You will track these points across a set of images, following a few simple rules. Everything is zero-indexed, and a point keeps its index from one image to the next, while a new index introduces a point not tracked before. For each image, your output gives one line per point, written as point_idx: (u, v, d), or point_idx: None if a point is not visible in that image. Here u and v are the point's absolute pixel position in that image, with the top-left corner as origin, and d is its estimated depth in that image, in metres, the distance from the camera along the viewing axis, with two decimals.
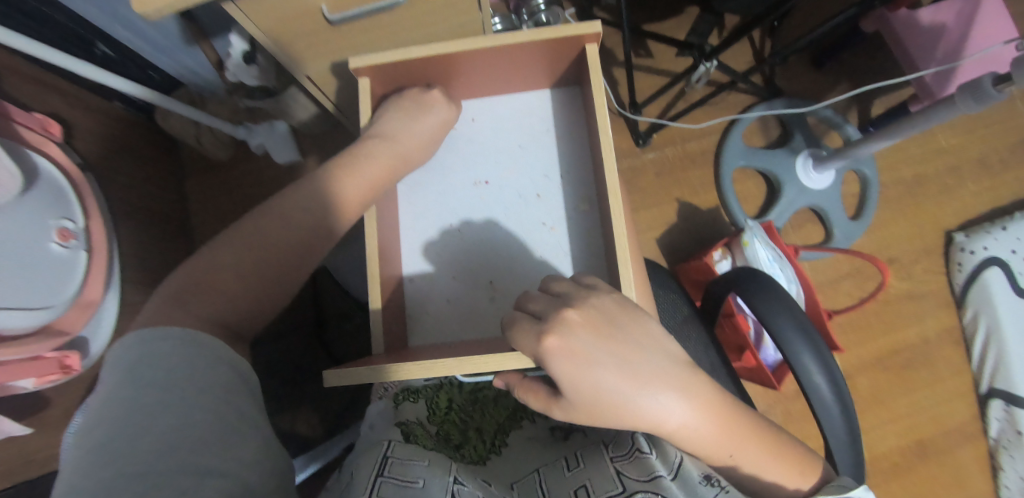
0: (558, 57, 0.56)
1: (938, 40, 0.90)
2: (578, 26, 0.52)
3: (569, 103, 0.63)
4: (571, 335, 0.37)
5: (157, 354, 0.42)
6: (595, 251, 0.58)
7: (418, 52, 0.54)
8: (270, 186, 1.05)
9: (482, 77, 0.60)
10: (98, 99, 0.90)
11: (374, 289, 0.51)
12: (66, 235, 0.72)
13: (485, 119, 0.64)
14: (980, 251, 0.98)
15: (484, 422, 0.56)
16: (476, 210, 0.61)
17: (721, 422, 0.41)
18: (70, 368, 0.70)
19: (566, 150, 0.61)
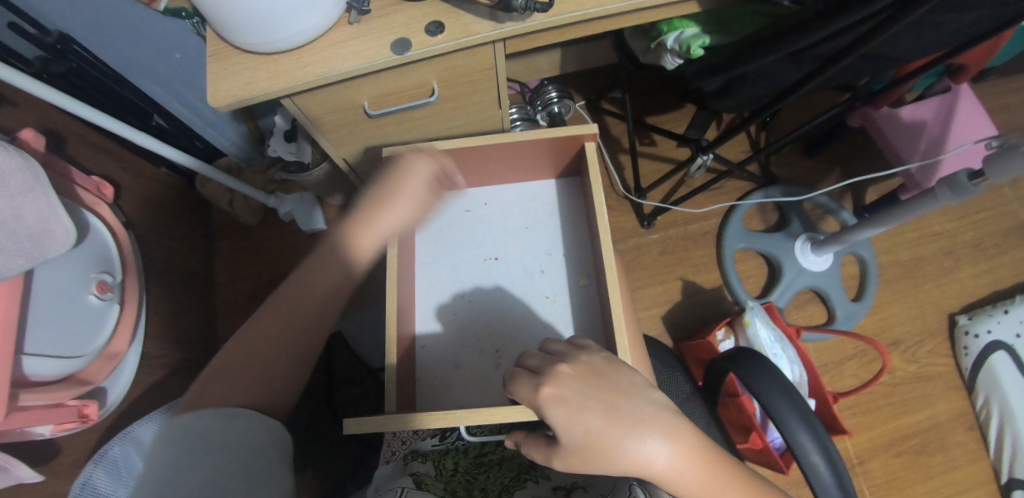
0: (563, 152, 0.63)
1: (920, 135, 0.98)
2: (579, 126, 0.60)
3: (571, 190, 0.69)
4: (561, 384, 0.41)
5: (194, 422, 0.48)
6: (595, 324, 0.61)
7: (439, 146, 0.61)
8: (291, 251, 1.12)
9: (494, 167, 0.66)
10: (149, 167, 1.00)
11: (391, 350, 0.54)
12: (104, 288, 0.76)
13: (495, 201, 0.70)
14: (983, 334, 0.98)
15: (488, 482, 0.56)
16: (484, 283, 0.65)
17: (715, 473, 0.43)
18: (88, 417, 0.72)
19: (568, 230, 0.67)
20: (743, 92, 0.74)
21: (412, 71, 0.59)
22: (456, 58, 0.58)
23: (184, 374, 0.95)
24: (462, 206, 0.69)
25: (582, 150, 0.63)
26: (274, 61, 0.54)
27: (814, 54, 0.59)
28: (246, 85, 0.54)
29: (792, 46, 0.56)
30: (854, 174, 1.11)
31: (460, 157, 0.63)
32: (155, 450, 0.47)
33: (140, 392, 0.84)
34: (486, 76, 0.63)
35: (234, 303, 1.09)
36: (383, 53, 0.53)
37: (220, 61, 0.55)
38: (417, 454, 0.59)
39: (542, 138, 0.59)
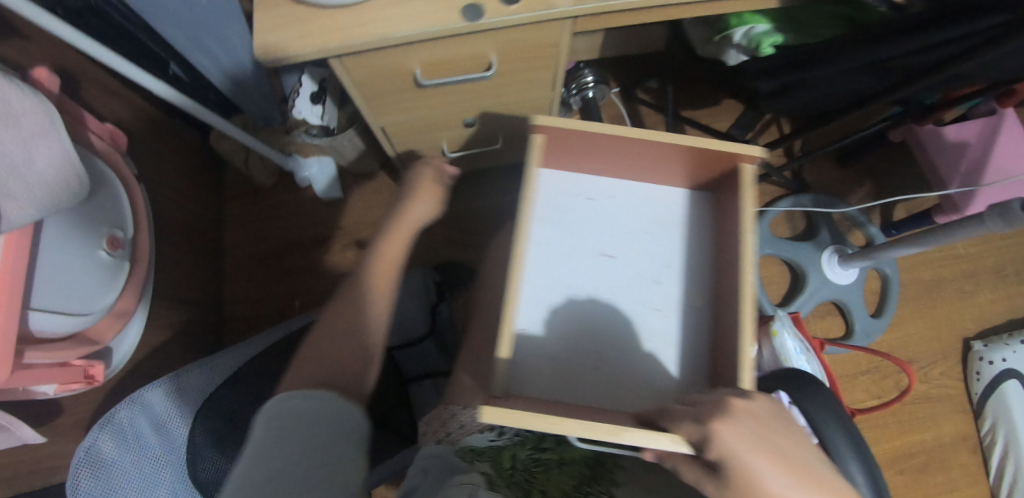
0: (711, 165, 0.53)
1: (961, 156, 0.96)
2: (744, 145, 0.50)
3: (707, 205, 0.59)
4: (735, 420, 0.34)
5: (310, 406, 0.44)
6: (703, 354, 0.54)
7: (569, 125, 0.51)
8: (307, 217, 1.07)
9: (630, 162, 0.56)
10: (163, 117, 0.94)
11: (504, 340, 0.48)
12: (115, 244, 0.73)
13: (621, 196, 0.60)
14: (998, 361, 0.98)
15: (548, 485, 0.51)
16: (594, 286, 0.57)
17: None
18: (93, 378, 0.69)
19: (694, 247, 0.58)
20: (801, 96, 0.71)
21: (471, 42, 0.55)
22: (521, 32, 0.54)
23: (190, 336, 0.92)
24: (580, 191, 0.61)
25: (733, 170, 0.53)
26: (329, 17, 0.50)
27: (898, 65, 0.55)
28: (297, 41, 0.50)
29: (876, 57, 0.54)
30: (886, 189, 1.09)
31: (598, 143, 0.53)
32: (261, 426, 0.43)
33: (146, 352, 0.81)
34: (547, 53, 0.59)
35: (244, 266, 1.05)
36: (451, 19, 0.50)
37: (269, 12, 0.51)
38: (471, 449, 0.56)
39: (704, 147, 0.50)
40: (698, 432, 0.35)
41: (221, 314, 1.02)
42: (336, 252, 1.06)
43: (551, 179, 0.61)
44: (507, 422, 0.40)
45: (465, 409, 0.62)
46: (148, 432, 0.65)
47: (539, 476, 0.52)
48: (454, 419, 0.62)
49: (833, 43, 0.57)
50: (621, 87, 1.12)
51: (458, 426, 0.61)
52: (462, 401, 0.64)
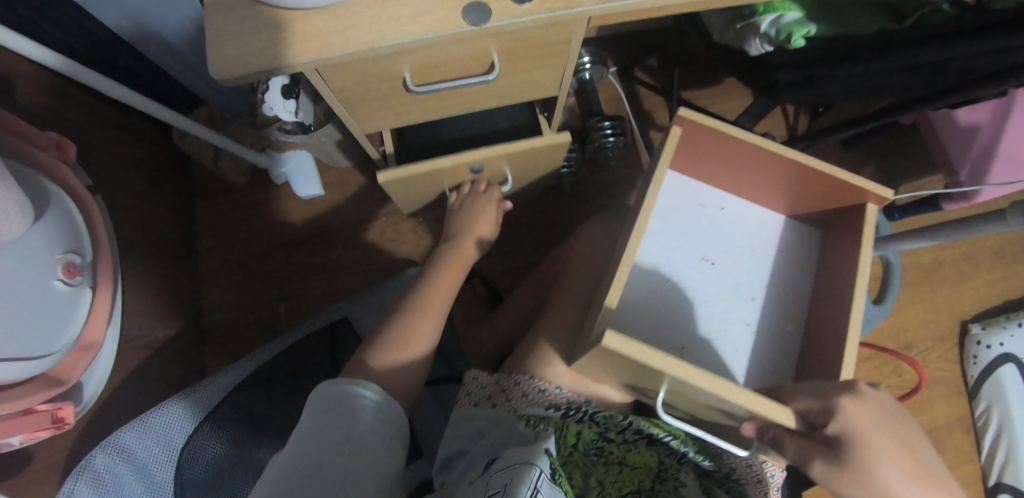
0: (826, 194, 0.56)
1: (973, 139, 0.92)
2: (872, 184, 0.52)
3: (810, 244, 0.64)
4: (864, 400, 0.41)
5: (342, 400, 0.50)
6: (783, 371, 0.59)
7: (711, 123, 0.53)
8: (288, 216, 1.00)
9: (747, 175, 0.60)
10: (116, 114, 0.85)
11: (613, 293, 0.47)
12: (71, 271, 0.65)
13: (731, 211, 0.66)
14: (996, 346, 0.99)
15: (606, 480, 0.49)
16: (691, 280, 0.63)
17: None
18: (63, 422, 0.62)
19: (791, 275, 0.63)
20: (827, 88, 0.66)
21: (472, 43, 0.46)
22: (532, 32, 0.46)
23: (167, 354, 0.85)
24: (694, 199, 0.66)
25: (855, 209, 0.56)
26: (301, 21, 0.41)
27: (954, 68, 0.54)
28: (260, 52, 0.40)
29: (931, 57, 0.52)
30: (891, 170, 1.06)
31: (726, 149, 0.56)
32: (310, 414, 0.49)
33: (121, 379, 0.75)
34: (559, 51, 0.52)
35: (222, 272, 0.98)
36: (452, 22, 0.42)
37: (224, 15, 0.41)
38: (538, 415, 0.52)
39: (823, 172, 0.52)
40: (820, 404, 0.42)
41: (201, 325, 0.95)
42: (322, 252, 0.99)
43: (670, 182, 0.67)
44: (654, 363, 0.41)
45: (531, 379, 0.56)
46: (131, 478, 0.60)
47: (599, 466, 0.50)
48: (518, 385, 0.56)
49: (889, 39, 0.55)
50: (618, 65, 1.04)
51: (521, 393, 0.55)
52: (530, 368, 0.58)
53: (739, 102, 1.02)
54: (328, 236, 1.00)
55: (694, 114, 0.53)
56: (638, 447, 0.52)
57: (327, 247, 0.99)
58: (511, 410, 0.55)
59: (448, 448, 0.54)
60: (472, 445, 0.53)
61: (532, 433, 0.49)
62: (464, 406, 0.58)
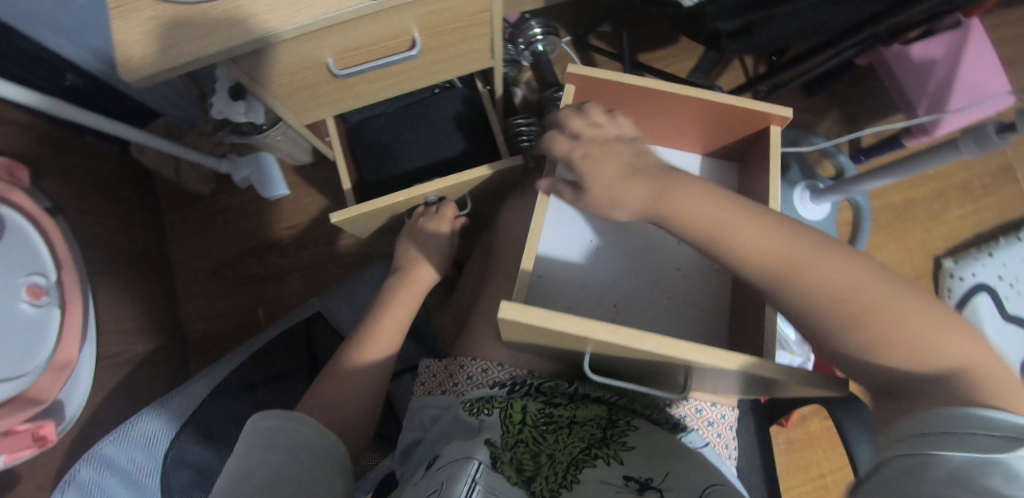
0: (733, 124, 0.57)
1: (930, 73, 0.92)
2: (774, 107, 0.53)
3: (726, 175, 0.64)
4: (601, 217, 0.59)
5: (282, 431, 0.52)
6: (720, 308, 0.61)
7: (603, 74, 0.53)
8: (253, 218, 1.00)
9: (655, 120, 0.60)
10: (67, 135, 0.84)
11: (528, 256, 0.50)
12: (37, 292, 0.67)
13: (644, 159, 0.66)
14: (968, 277, 1.01)
15: (557, 448, 0.50)
16: (620, 237, 0.63)
17: (763, 236, 0.44)
18: (45, 440, 0.64)
19: None
20: (762, 36, 0.65)
21: (386, 19, 0.46)
22: (446, 2, 0.46)
23: (149, 368, 0.86)
24: None
25: (761, 132, 0.57)
26: (205, 14, 0.41)
27: None
28: (169, 49, 0.41)
29: None
30: (853, 114, 1.06)
31: (630, 97, 0.56)
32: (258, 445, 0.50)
33: (103, 396, 0.76)
34: (480, 21, 0.52)
35: (197, 282, 0.98)
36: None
37: (129, 17, 0.41)
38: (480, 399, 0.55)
39: (720, 102, 0.53)
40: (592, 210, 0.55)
41: (181, 335, 0.96)
42: (286, 248, 0.99)
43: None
44: (551, 323, 0.38)
45: (472, 361, 0.60)
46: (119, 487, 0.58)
47: (548, 437, 0.51)
48: (460, 370, 0.60)
49: None
50: (572, 34, 1.03)
51: (464, 377, 0.59)
52: (471, 352, 0.61)
53: (695, 60, 1.02)
54: (297, 233, 1.00)
55: (588, 70, 0.53)
56: (583, 404, 0.54)
57: (297, 247, 0.99)
58: (457, 394, 0.58)
59: (406, 438, 0.58)
60: (426, 432, 0.57)
61: (476, 420, 0.53)
62: (419, 396, 0.62)
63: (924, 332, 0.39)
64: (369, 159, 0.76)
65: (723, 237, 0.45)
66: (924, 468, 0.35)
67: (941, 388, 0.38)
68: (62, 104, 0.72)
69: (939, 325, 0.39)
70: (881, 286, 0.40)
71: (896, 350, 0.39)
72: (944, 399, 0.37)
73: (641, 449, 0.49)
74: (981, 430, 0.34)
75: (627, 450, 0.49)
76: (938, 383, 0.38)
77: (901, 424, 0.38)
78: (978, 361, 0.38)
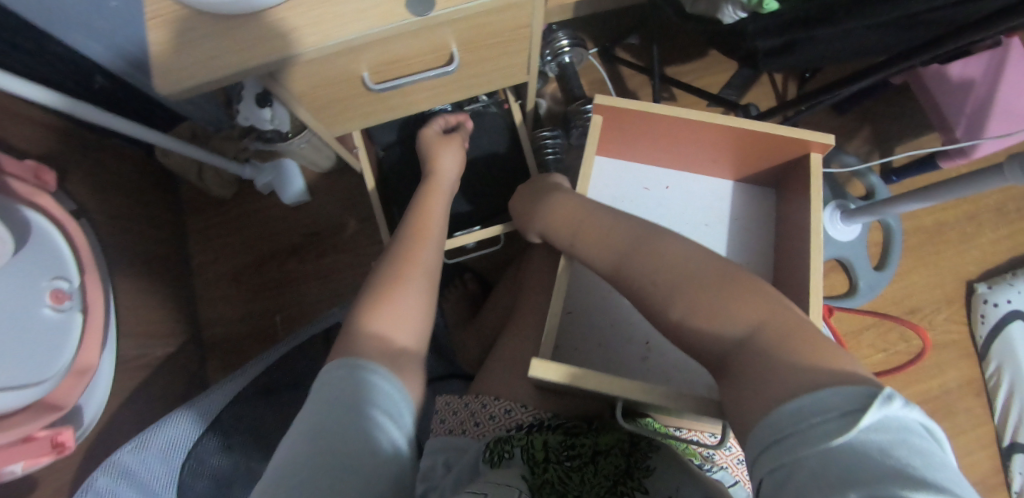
0: (769, 152, 0.53)
1: (969, 94, 0.90)
2: (811, 133, 0.49)
3: (760, 202, 0.60)
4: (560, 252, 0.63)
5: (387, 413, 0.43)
6: None
7: (630, 104, 0.51)
8: (277, 226, 0.99)
9: (682, 148, 0.57)
10: (94, 137, 0.84)
11: (552, 307, 0.51)
12: (60, 298, 0.66)
13: (672, 186, 0.62)
14: (1003, 303, 0.97)
15: (584, 488, 0.45)
16: None
17: (611, 235, 0.49)
18: (64, 446, 0.63)
19: (748, 240, 0.59)
20: (805, 55, 0.64)
21: (426, 34, 0.45)
22: (488, 17, 0.45)
23: (167, 373, 0.86)
24: (634, 182, 0.62)
25: (801, 158, 0.53)
26: (246, 25, 0.40)
27: (927, 21, 0.54)
28: (209, 62, 0.40)
29: (905, 12, 0.52)
30: (885, 133, 1.03)
31: (657, 127, 0.54)
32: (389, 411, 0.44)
33: (120, 401, 0.76)
34: (519, 37, 0.50)
35: (215, 287, 0.98)
36: (398, 14, 0.41)
37: (169, 28, 0.40)
38: (497, 440, 0.51)
39: (756, 130, 0.50)
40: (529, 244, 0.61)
41: (198, 340, 0.95)
42: (307, 259, 0.99)
43: (606, 169, 0.63)
44: (564, 377, 0.43)
45: (496, 400, 0.57)
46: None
47: (575, 475, 0.47)
48: (479, 407, 0.57)
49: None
50: (599, 46, 1.02)
51: (486, 416, 0.56)
52: (495, 391, 0.59)
53: (724, 75, 1.00)
54: (319, 241, 0.99)
55: (613, 100, 0.52)
56: (605, 436, 0.52)
57: (318, 256, 0.99)
58: (478, 435, 0.55)
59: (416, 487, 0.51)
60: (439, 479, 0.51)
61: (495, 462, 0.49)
62: (438, 436, 0.57)
63: (719, 300, 0.40)
64: (397, 170, 0.75)
65: (578, 244, 0.51)
66: (791, 476, 0.28)
67: (749, 352, 0.37)
68: (89, 107, 0.72)
69: (738, 294, 0.40)
70: (691, 262, 0.43)
71: (702, 317, 0.40)
72: (753, 363, 0.36)
73: (664, 476, 0.47)
74: (813, 418, 0.30)
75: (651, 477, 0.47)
76: (741, 351, 0.37)
77: (754, 433, 0.33)
78: (773, 319, 0.37)
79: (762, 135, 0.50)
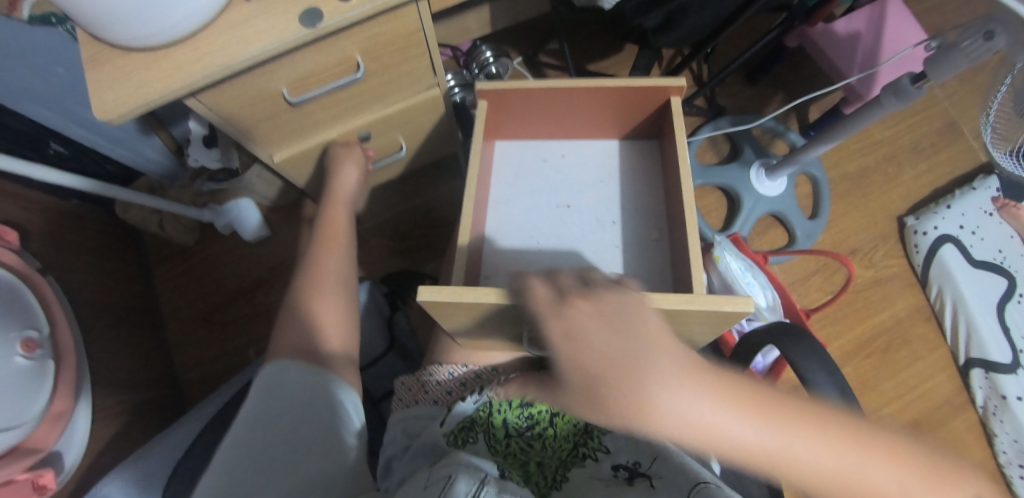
0: (640, 104, 0.60)
1: (856, 46, 0.99)
2: (669, 79, 0.56)
3: (648, 156, 0.67)
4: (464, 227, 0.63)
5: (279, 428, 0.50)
6: (664, 279, 0.59)
7: (506, 85, 0.58)
8: (241, 263, 1.04)
9: (567, 115, 0.63)
10: (56, 201, 0.89)
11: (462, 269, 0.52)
12: (31, 346, 0.69)
13: (571, 153, 0.68)
14: (931, 231, 1.04)
15: (545, 454, 0.51)
16: (554, 229, 0.62)
17: (760, 426, 0.34)
18: (45, 488, 0.65)
19: (643, 190, 0.64)
20: (686, 24, 0.71)
21: (330, 45, 0.52)
22: (382, 24, 0.52)
23: (145, 418, 0.88)
24: (535, 155, 0.68)
25: (666, 104, 0.60)
26: (167, 55, 0.46)
27: None
28: (136, 89, 0.46)
29: None
30: (796, 94, 1.12)
31: (534, 99, 0.60)
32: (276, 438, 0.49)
33: (100, 447, 0.78)
34: (417, 41, 0.57)
35: (187, 332, 1.01)
36: (292, 29, 0.47)
37: (100, 70, 0.46)
38: (462, 424, 0.52)
39: (621, 87, 0.57)
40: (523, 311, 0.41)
41: (176, 384, 0.98)
42: (276, 289, 1.02)
43: (506, 149, 0.69)
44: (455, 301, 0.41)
45: (440, 366, 0.62)
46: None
47: (535, 444, 0.52)
48: (429, 379, 0.60)
49: None
50: (523, 56, 1.10)
51: (438, 384, 0.59)
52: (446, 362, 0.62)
53: None
54: (282, 271, 1.03)
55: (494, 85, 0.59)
56: None
57: (281, 286, 1.03)
58: (432, 401, 0.58)
59: (386, 451, 0.55)
60: (405, 446, 0.55)
61: (462, 446, 0.51)
62: (400, 410, 0.60)
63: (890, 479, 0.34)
64: None
65: (721, 431, 0.34)
66: None
67: None
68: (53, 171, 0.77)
69: (904, 459, 0.35)
70: (831, 462, 0.34)
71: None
72: None
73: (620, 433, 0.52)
74: None
75: (608, 434, 0.52)
76: None
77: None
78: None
79: (621, 90, 0.57)
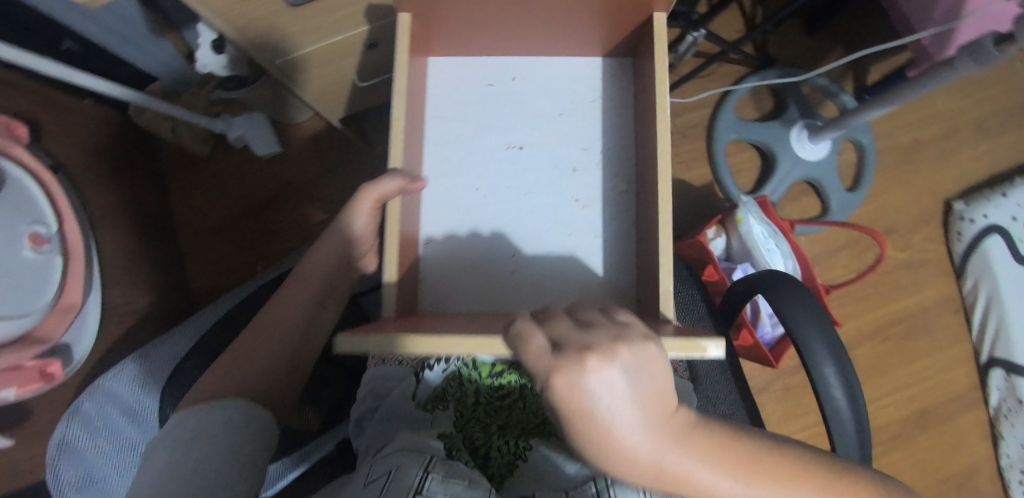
0: (621, 20, 0.51)
1: (936, 0, 0.84)
2: None
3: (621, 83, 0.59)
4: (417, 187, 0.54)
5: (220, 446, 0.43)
6: (625, 240, 0.55)
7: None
8: (255, 177, 1.03)
9: (528, 33, 0.54)
10: (66, 97, 0.87)
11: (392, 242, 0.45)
12: (39, 241, 0.71)
13: (527, 75, 0.59)
14: (980, 219, 0.96)
15: (512, 418, 0.49)
16: (506, 174, 0.56)
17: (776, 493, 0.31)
18: (52, 375, 0.72)
19: (614, 129, 0.57)
20: None
21: None
22: None
23: (155, 320, 0.91)
24: (485, 74, 0.59)
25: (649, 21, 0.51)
26: None
27: None
28: None
29: None
30: (857, 50, 1.01)
31: (488, 12, 0.51)
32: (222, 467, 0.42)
33: None
34: None
35: (199, 243, 1.01)
36: None
37: None
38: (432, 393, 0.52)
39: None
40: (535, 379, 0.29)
41: (188, 293, 0.99)
42: (288, 206, 1.02)
43: (447, 66, 0.59)
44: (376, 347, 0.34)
45: None
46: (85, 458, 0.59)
47: (501, 411, 0.49)
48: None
49: None
50: None
51: None
52: None
53: None
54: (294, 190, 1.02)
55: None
56: None
57: (293, 204, 1.02)
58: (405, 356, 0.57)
59: (359, 407, 0.56)
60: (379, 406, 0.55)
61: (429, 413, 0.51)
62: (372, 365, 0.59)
63: None
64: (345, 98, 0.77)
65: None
66: None
67: None
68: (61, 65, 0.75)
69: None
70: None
71: None
72: None
73: None
74: None
75: None
76: None
77: None
78: None
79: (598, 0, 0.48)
